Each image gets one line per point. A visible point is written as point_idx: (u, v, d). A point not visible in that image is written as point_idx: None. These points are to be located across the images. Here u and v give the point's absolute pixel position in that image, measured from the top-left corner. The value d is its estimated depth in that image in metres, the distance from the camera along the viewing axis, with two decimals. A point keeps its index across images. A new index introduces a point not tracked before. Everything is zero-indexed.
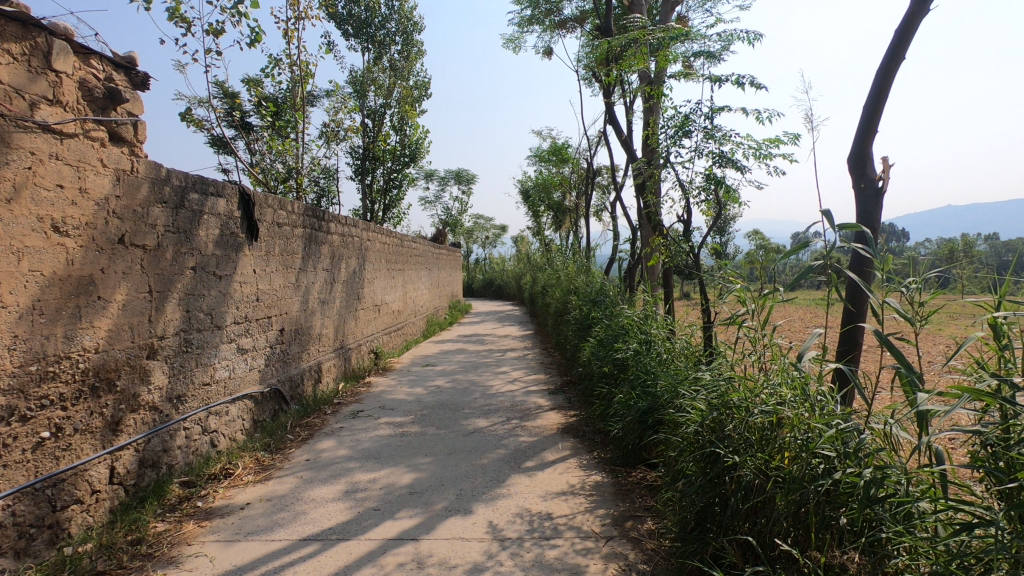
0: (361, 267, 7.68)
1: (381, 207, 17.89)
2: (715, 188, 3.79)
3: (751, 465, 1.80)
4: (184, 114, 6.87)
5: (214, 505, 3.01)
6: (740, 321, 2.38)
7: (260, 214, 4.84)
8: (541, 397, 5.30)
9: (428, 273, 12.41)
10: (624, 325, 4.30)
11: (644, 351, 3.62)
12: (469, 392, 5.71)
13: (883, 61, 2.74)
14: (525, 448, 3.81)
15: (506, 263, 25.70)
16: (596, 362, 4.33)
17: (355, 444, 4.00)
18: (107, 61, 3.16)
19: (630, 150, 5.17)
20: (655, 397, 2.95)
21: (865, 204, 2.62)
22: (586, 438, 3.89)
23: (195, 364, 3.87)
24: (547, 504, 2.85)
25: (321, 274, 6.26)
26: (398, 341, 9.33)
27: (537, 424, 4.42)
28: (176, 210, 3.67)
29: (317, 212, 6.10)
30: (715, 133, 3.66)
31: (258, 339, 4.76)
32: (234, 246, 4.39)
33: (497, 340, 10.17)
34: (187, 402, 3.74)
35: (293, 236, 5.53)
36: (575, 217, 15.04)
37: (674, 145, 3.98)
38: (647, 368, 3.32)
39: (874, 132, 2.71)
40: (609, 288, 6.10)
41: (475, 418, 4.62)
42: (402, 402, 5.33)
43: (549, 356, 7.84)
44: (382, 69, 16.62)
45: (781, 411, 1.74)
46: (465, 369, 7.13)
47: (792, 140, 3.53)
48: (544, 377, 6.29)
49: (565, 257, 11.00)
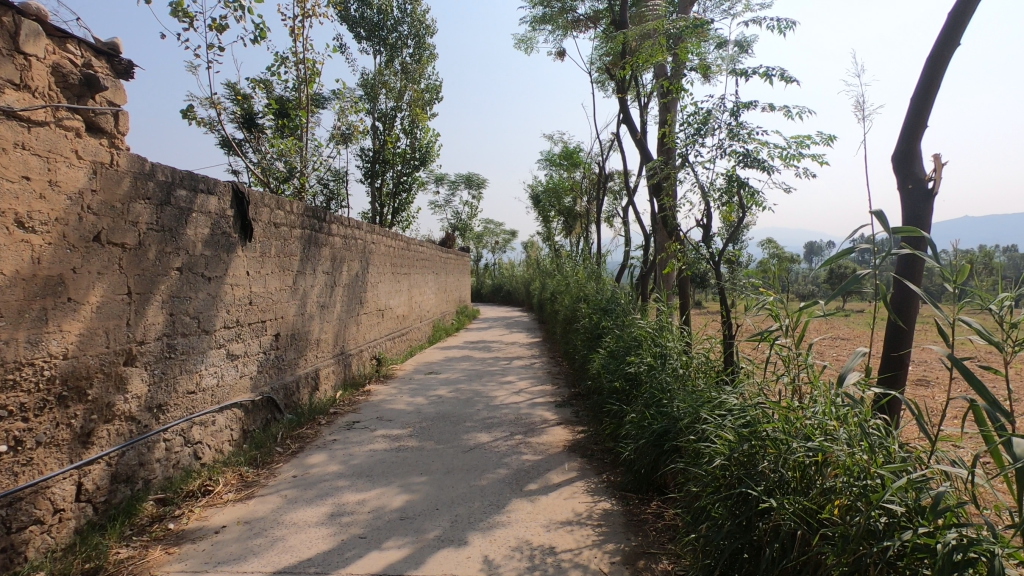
0: (364, 271, 7.46)
1: (390, 210, 17.76)
2: (739, 190, 3.50)
3: (795, 512, 1.51)
4: (186, 111, 6.71)
5: (186, 528, 2.77)
6: (773, 339, 2.08)
7: (256, 213, 4.62)
8: (548, 411, 5.02)
9: (435, 278, 12.21)
10: (636, 336, 4.02)
11: (658, 365, 3.33)
12: (472, 403, 5.44)
13: (937, 44, 2.42)
14: (528, 468, 3.53)
15: (515, 268, 25.45)
16: (605, 376, 4.04)
17: (347, 459, 3.74)
18: (87, 46, 2.97)
19: (645, 150, 4.88)
20: (671, 418, 2.67)
21: (914, 207, 2.34)
22: (594, 459, 3.60)
23: (179, 371, 3.65)
24: (551, 536, 2.57)
25: (320, 277, 6.04)
26: (402, 346, 9.09)
27: (543, 440, 4.13)
28: (161, 207, 3.46)
29: (318, 213, 5.89)
30: (739, 131, 3.38)
31: (250, 345, 4.54)
32: (226, 246, 4.17)
33: (505, 348, 9.90)
34: (168, 411, 3.51)
35: (291, 237, 5.31)
36: (586, 223, 14.77)
37: (694, 144, 3.70)
38: (662, 385, 3.04)
39: (923, 126, 2.42)
40: (621, 296, 5.82)
41: (477, 432, 4.35)
42: (401, 413, 5.07)
43: (557, 366, 7.55)
44: (393, 72, 16.49)
45: (832, 450, 1.47)
46: (470, 377, 6.87)
47: (827, 139, 3.22)
48: (551, 389, 6.00)
49: (575, 263, 10.72)
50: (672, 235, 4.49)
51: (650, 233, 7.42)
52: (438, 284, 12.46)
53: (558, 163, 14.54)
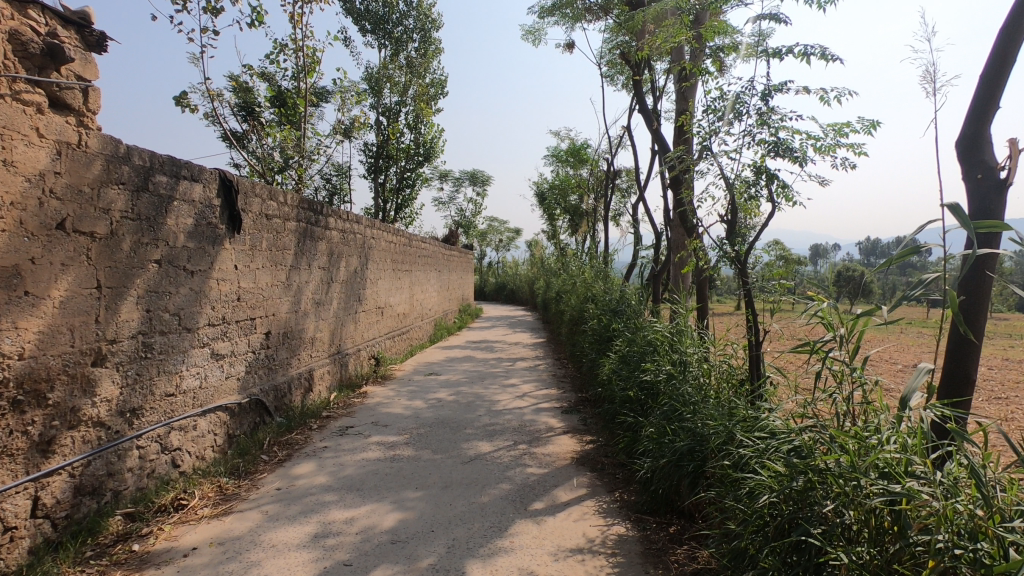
0: (363, 267, 7.18)
1: (393, 207, 17.48)
2: (768, 183, 3.19)
3: (871, 567, 1.27)
4: (179, 98, 6.42)
5: (153, 550, 2.49)
6: (826, 353, 1.77)
7: (245, 203, 4.35)
8: (553, 418, 4.72)
9: (438, 275, 11.96)
10: (652, 340, 3.72)
11: (677, 374, 3.04)
12: (473, 407, 5.15)
13: (1014, 10, 2.11)
14: (533, 484, 3.23)
15: (519, 266, 25.15)
16: (617, 383, 3.74)
17: (336, 470, 3.46)
18: (52, 13, 2.71)
19: (662, 140, 4.56)
20: (697, 436, 2.38)
21: (985, 200, 2.05)
22: (605, 474, 3.31)
23: (157, 373, 3.37)
24: (559, 567, 2.27)
25: (316, 273, 5.75)
26: (402, 345, 8.82)
27: (548, 451, 3.83)
28: (137, 193, 3.17)
29: (313, 205, 5.60)
30: (770, 117, 3.07)
31: (238, 344, 4.26)
32: (211, 238, 3.88)
33: (508, 348, 9.61)
34: (143, 416, 3.24)
35: (285, 230, 5.03)
36: (592, 221, 14.46)
37: (719, 132, 3.39)
38: (684, 397, 2.74)
39: (996, 105, 2.12)
40: (631, 297, 5.52)
41: (477, 441, 4.05)
42: (398, 417, 4.78)
43: (562, 368, 7.26)
44: (398, 66, 16.17)
45: (927, 498, 1.21)
46: (471, 379, 6.58)
47: (869, 125, 2.90)
48: (556, 393, 5.71)
49: (582, 261, 10.41)
50: (690, 232, 4.18)
51: (661, 231, 7.11)
52: (440, 282, 12.19)
53: (565, 160, 14.23)
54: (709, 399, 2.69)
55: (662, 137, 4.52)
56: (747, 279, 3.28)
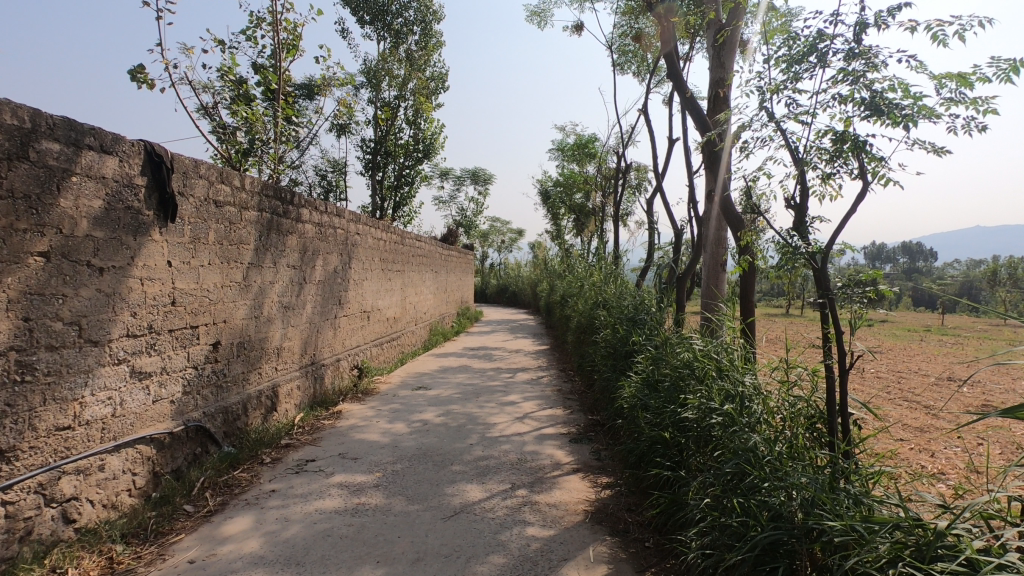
0: (344, 267, 6.37)
1: (391, 205, 16.72)
2: (857, 154, 2.35)
3: None
4: (135, 72, 5.62)
5: None
6: None
7: (185, 185, 3.55)
8: (559, 450, 3.89)
9: (435, 276, 11.15)
10: (688, 360, 2.89)
11: (734, 413, 2.20)
12: (464, 433, 4.32)
13: None
14: (535, 557, 2.39)
15: (522, 267, 24.34)
16: (643, 415, 2.91)
17: (275, 531, 2.64)
18: None
19: (697, 109, 3.73)
20: (791, 528, 1.56)
21: None
22: (631, 543, 2.49)
23: (42, 401, 2.57)
24: None
25: (284, 272, 4.95)
26: (392, 353, 8.02)
27: (554, 501, 2.99)
28: (9, 162, 2.39)
29: (279, 192, 4.79)
30: (869, 62, 2.22)
31: (172, 359, 3.46)
32: (131, 226, 3.08)
33: (509, 356, 8.81)
34: (18, 459, 2.44)
35: (242, 221, 4.23)
36: (599, 220, 13.67)
37: (784, 88, 2.53)
38: (756, 456, 1.92)
39: None
40: (651, 303, 4.71)
41: (465, 485, 3.22)
42: (373, 447, 3.97)
43: (568, 382, 6.44)
44: (397, 59, 15.36)
45: None
46: (465, 395, 5.76)
47: (1008, 70, 2.10)
48: (562, 415, 4.90)
49: (589, 262, 9.60)
50: (735, 224, 3.35)
51: (682, 228, 6.30)
52: (437, 284, 11.39)
53: (570, 156, 13.44)
54: (792, 463, 1.87)
55: (696, 106, 3.69)
56: (825, 286, 2.43)
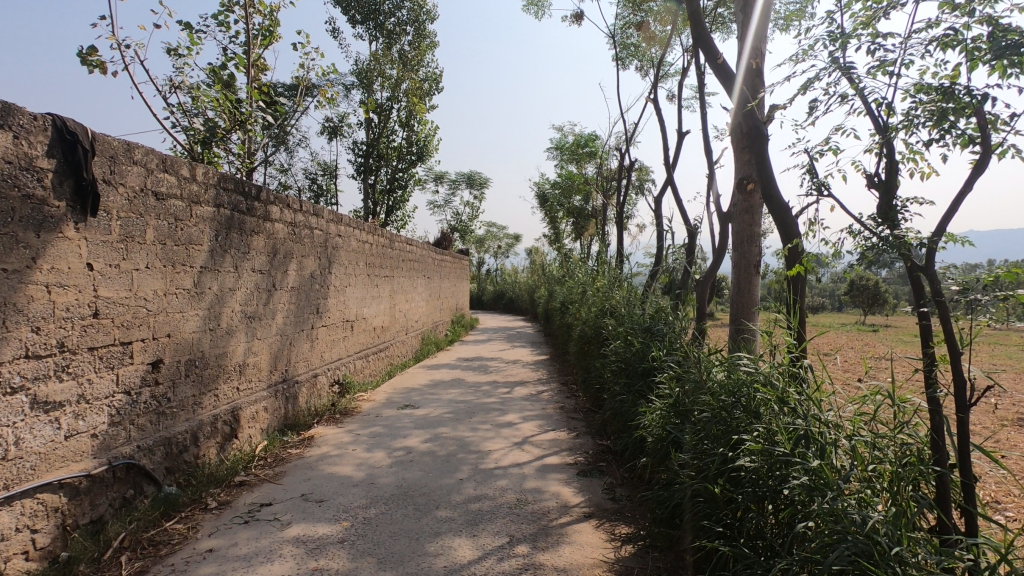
0: (324, 273, 5.76)
1: (384, 210, 16.11)
2: (966, 112, 1.76)
3: None
4: (85, 55, 5.00)
5: None
6: None
7: (113, 172, 2.93)
8: (566, 487, 3.26)
9: (427, 283, 10.53)
10: (733, 383, 2.27)
11: (825, 470, 1.60)
12: (453, 465, 3.68)
13: None
14: None
15: (519, 273, 23.73)
16: (677, 456, 2.30)
17: None
18: None
19: (731, 81, 3.14)
20: None
21: None
22: None
23: None
24: None
25: (248, 277, 4.32)
26: (379, 366, 7.40)
27: (563, 563, 2.36)
28: None
29: (242, 186, 4.17)
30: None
31: (94, 384, 2.83)
32: (32, 221, 2.47)
33: (506, 368, 8.20)
34: None
35: (193, 217, 3.61)
36: (599, 223, 13.11)
37: (861, 32, 1.95)
38: (876, 553, 1.33)
39: None
40: (668, 311, 4.12)
41: (452, 540, 2.59)
42: (344, 483, 3.33)
43: (572, 399, 5.82)
44: (390, 59, 14.76)
45: None
46: (457, 415, 5.13)
47: None
48: (567, 439, 4.28)
49: (590, 265, 9.02)
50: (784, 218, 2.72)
51: (696, 227, 5.74)
52: (430, 290, 10.79)
53: (569, 156, 12.89)
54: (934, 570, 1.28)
55: (731, 76, 3.10)
56: (936, 283, 1.77)
